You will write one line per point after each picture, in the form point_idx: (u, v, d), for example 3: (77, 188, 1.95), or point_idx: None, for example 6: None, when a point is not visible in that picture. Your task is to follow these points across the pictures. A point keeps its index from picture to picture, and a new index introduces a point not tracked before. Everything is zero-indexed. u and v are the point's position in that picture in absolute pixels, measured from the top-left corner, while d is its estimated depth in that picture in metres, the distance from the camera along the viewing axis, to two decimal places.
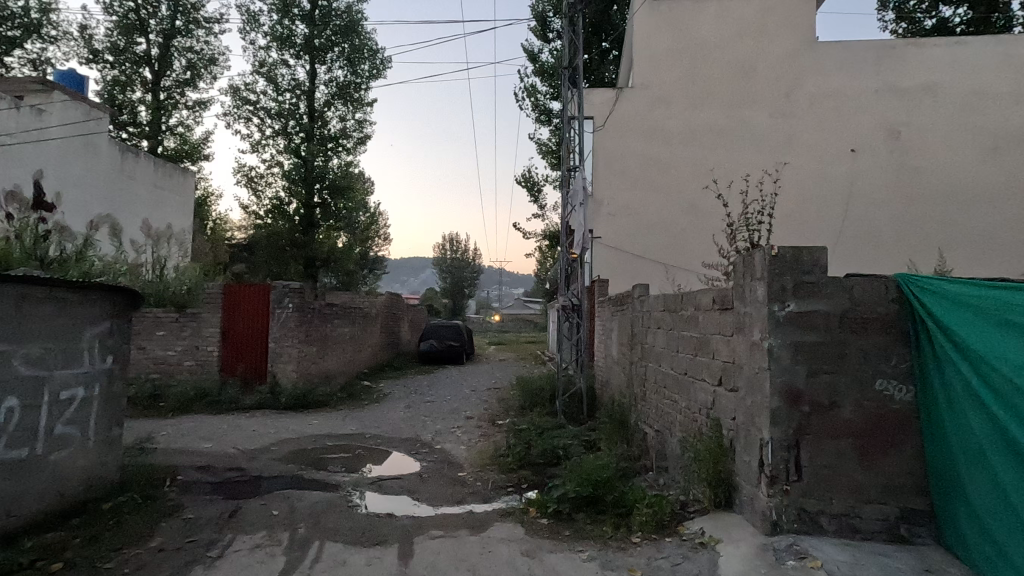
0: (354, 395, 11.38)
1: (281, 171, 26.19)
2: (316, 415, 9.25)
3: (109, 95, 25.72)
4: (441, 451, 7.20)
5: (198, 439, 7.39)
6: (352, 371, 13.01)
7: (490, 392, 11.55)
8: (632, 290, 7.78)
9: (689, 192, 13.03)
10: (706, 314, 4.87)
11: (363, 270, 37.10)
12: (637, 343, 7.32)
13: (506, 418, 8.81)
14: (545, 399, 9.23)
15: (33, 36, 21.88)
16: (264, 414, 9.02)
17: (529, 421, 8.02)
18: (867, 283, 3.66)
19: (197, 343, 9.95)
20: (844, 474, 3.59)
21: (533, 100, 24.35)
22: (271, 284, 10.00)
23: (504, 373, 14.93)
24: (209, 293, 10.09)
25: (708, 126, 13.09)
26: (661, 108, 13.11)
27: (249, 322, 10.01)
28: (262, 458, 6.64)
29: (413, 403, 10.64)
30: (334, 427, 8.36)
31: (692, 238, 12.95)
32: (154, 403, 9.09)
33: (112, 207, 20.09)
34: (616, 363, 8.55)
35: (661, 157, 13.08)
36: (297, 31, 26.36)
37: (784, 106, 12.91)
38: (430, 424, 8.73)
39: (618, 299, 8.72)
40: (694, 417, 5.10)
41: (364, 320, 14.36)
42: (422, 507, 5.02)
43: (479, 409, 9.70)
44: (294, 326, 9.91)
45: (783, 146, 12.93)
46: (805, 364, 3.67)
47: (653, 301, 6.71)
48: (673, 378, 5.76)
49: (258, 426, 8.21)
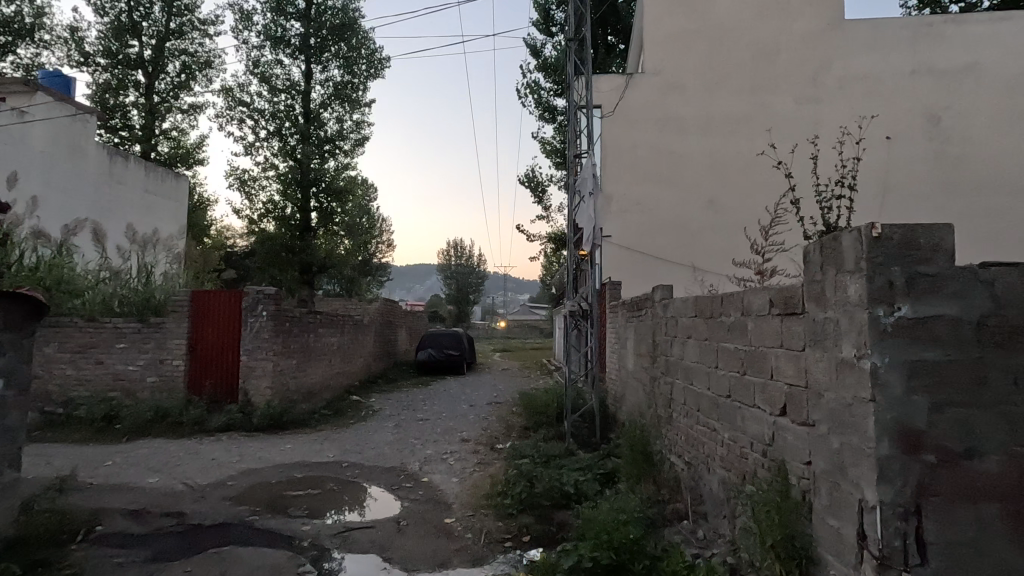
0: (339, 412, 10.29)
1: (276, 174, 25.27)
2: (291, 438, 8.15)
3: (102, 100, 24.80)
4: (428, 485, 6.08)
5: (144, 473, 6.31)
6: (340, 385, 11.93)
7: (491, 407, 10.43)
8: (652, 292, 6.65)
9: (707, 186, 11.89)
10: (760, 321, 3.74)
11: (364, 277, 36.16)
12: (659, 355, 6.18)
13: (507, 440, 7.67)
14: (551, 418, 8.09)
15: (24, 40, 21.04)
16: (231, 437, 7.93)
17: (533, 446, 6.89)
18: (1013, 274, 2.53)
19: (161, 356, 8.90)
20: (989, 555, 2.45)
21: (536, 97, 23.35)
22: (243, 290, 8.95)
23: (506, 385, 13.79)
24: (174, 300, 9.03)
25: (726, 113, 11.96)
26: (675, 94, 12.02)
27: (220, 332, 8.99)
28: (212, 497, 5.55)
29: (404, 422, 9.54)
30: (307, 454, 7.26)
31: (711, 236, 11.81)
32: (109, 426, 8.06)
33: (95, 212, 19.20)
34: (634, 376, 7.40)
35: (675, 148, 11.96)
36: (292, 30, 25.53)
37: (810, 90, 11.79)
38: (419, 449, 7.63)
39: (636, 303, 7.57)
40: (744, 454, 3.96)
41: (355, 328, 13.30)
42: (393, 573, 3.90)
43: (476, 429, 8.56)
44: (269, 337, 8.83)
45: (809, 134, 11.77)
46: (926, 395, 2.53)
47: (680, 305, 5.59)
48: (711, 401, 4.62)
49: (220, 453, 7.13)
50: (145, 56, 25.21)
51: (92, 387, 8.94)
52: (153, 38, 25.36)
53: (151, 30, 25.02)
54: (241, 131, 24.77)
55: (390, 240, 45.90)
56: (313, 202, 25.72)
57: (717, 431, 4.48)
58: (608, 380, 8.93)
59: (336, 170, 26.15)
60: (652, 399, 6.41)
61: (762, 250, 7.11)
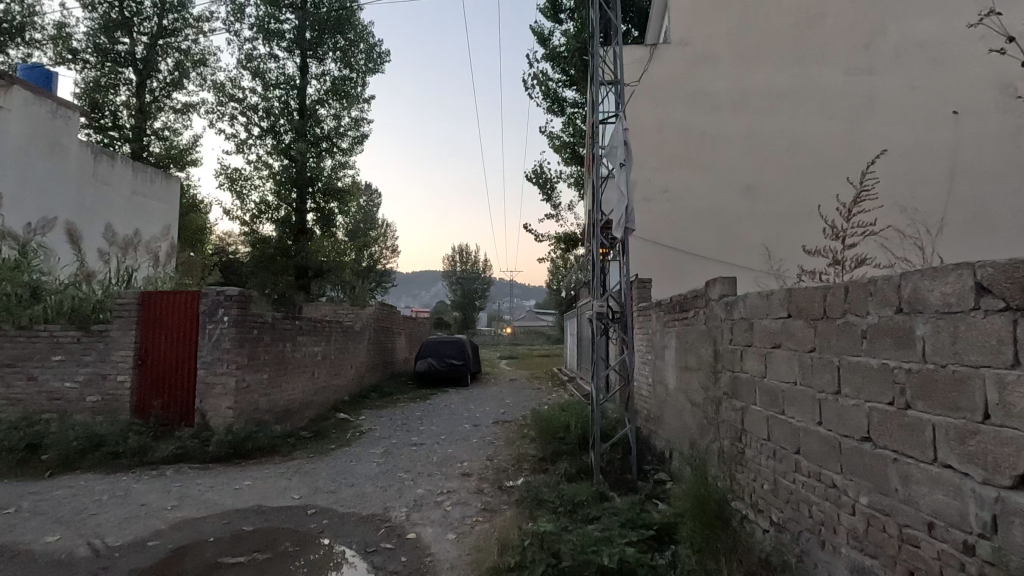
0: (321, 435, 8.81)
1: (269, 173, 23.95)
2: (253, 471, 6.63)
3: (90, 98, 23.47)
4: (415, 544, 4.58)
5: (44, 529, 4.80)
6: (325, 401, 10.47)
7: (497, 428, 8.92)
8: (704, 289, 5.18)
9: (744, 170, 10.37)
10: (952, 324, 2.23)
11: (365, 283, 34.81)
12: (723, 369, 4.64)
13: (519, 477, 6.11)
14: (574, 446, 6.56)
15: (15, 40, 19.89)
16: (178, 472, 6.42)
17: (553, 488, 5.35)
18: None
19: (103, 371, 7.45)
20: None
21: (544, 88, 22.00)
22: (201, 291, 7.48)
23: (515, 399, 12.26)
24: (120, 304, 7.58)
25: (764, 87, 10.45)
26: (706, 67, 10.55)
27: (173, 343, 7.51)
28: (119, 570, 4.05)
29: (395, 447, 8.04)
30: (268, 495, 5.77)
31: (750, 226, 10.27)
32: (32, 456, 6.59)
33: (76, 211, 17.79)
34: (680, 396, 5.85)
35: (707, 128, 10.50)
36: (287, 23, 24.27)
37: (863, 59, 10.26)
38: (410, 486, 6.12)
39: (681, 303, 6.03)
40: (915, 539, 2.43)
41: (345, 336, 11.86)
42: None
43: (480, 459, 7.01)
44: (232, 347, 7.33)
45: (863, 109, 10.20)
46: None
47: (757, 303, 4.08)
48: (830, 442, 3.08)
49: (155, 496, 5.61)
50: (136, 53, 23.96)
51: (23, 407, 7.52)
52: (145, 36, 24.14)
53: (143, 27, 23.81)
54: (233, 127, 23.52)
55: (394, 245, 44.65)
56: (310, 203, 24.49)
57: (845, 488, 2.96)
58: (644, 397, 7.42)
59: (333, 169, 24.87)
60: (710, 428, 4.89)
61: (842, 233, 5.50)
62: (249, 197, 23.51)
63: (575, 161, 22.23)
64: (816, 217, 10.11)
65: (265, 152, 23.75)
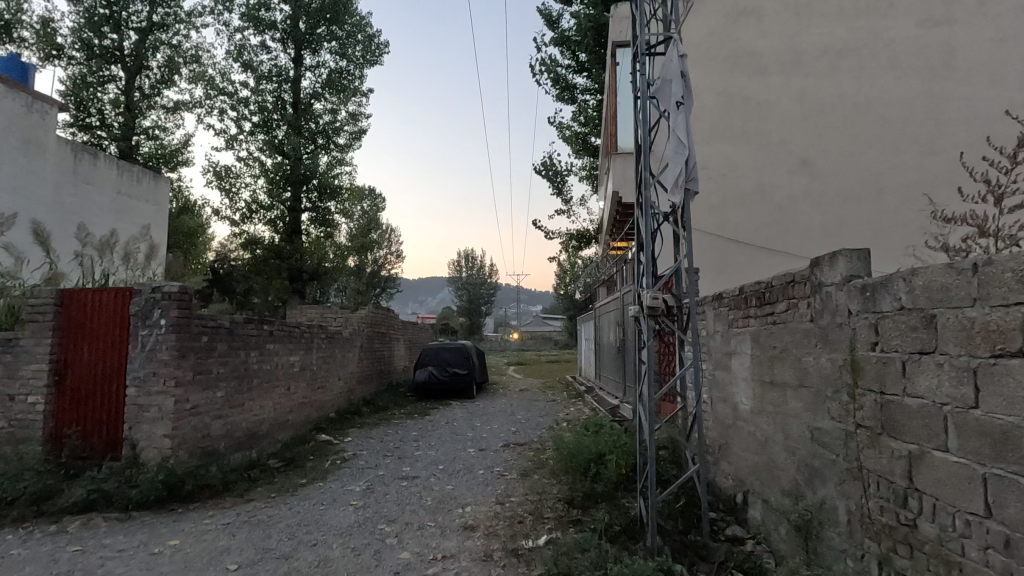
0: (293, 466, 7.23)
1: (260, 170, 22.52)
2: (188, 523, 5.01)
3: (75, 95, 21.47)
4: None
5: None
6: (303, 420, 8.87)
7: (507, 455, 7.29)
8: (814, 270, 3.55)
9: (797, 142, 8.75)
10: None
11: (365, 288, 33.30)
12: (863, 390, 3.00)
13: (540, 534, 4.48)
14: (612, 487, 4.92)
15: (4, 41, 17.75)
16: (85, 527, 4.81)
17: (593, 558, 3.71)
18: None
19: (11, 391, 5.88)
20: None
21: (552, 75, 20.52)
22: (132, 289, 5.93)
23: (527, 415, 10.60)
24: (32, 306, 6.02)
25: (820, 44, 8.81)
26: (751, 22, 8.95)
27: (98, 356, 5.95)
28: None
29: (381, 482, 6.43)
30: (193, 567, 4.14)
31: (807, 208, 8.63)
32: None
33: (49, 212, 15.98)
34: (770, 423, 4.20)
35: (752, 94, 8.91)
36: (280, 13, 22.82)
37: (939, 8, 8.50)
38: (393, 546, 4.48)
39: (764, 295, 4.36)
40: None
41: (330, 343, 10.25)
42: None
43: (487, 503, 5.35)
44: (171, 359, 5.74)
45: (943, 67, 8.44)
46: None
47: (947, 281, 2.44)
48: None
49: (30, 572, 3.99)
50: (126, 49, 22.00)
51: None
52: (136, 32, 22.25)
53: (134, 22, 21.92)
54: (223, 123, 22.13)
55: (398, 250, 43.15)
56: (304, 202, 22.96)
57: None
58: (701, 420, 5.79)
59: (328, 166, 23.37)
60: (836, 476, 3.27)
61: (1003, 192, 3.82)
62: (240, 196, 22.12)
63: (587, 153, 20.73)
64: (888, 196, 8.38)
65: (257, 149, 22.31)
